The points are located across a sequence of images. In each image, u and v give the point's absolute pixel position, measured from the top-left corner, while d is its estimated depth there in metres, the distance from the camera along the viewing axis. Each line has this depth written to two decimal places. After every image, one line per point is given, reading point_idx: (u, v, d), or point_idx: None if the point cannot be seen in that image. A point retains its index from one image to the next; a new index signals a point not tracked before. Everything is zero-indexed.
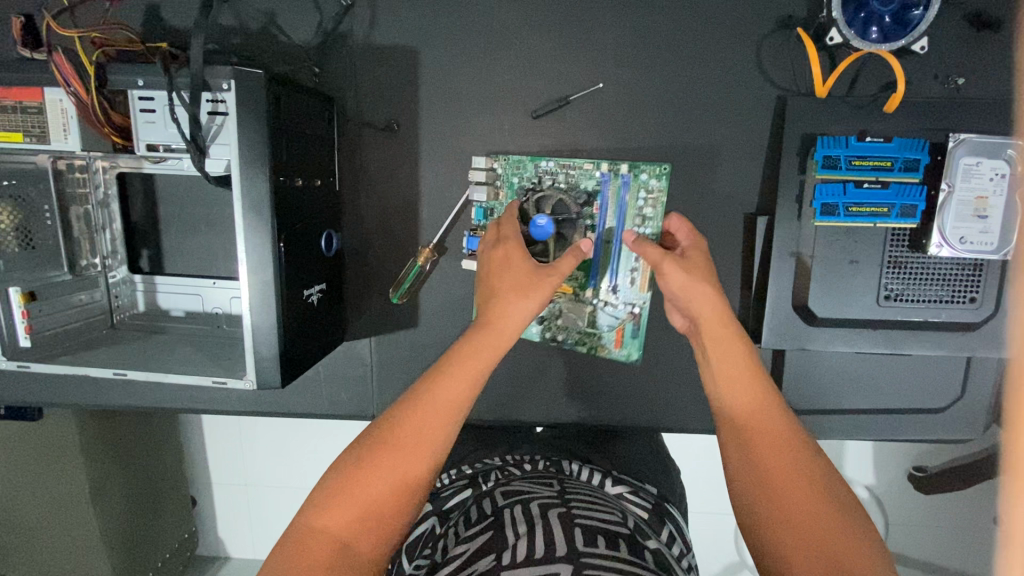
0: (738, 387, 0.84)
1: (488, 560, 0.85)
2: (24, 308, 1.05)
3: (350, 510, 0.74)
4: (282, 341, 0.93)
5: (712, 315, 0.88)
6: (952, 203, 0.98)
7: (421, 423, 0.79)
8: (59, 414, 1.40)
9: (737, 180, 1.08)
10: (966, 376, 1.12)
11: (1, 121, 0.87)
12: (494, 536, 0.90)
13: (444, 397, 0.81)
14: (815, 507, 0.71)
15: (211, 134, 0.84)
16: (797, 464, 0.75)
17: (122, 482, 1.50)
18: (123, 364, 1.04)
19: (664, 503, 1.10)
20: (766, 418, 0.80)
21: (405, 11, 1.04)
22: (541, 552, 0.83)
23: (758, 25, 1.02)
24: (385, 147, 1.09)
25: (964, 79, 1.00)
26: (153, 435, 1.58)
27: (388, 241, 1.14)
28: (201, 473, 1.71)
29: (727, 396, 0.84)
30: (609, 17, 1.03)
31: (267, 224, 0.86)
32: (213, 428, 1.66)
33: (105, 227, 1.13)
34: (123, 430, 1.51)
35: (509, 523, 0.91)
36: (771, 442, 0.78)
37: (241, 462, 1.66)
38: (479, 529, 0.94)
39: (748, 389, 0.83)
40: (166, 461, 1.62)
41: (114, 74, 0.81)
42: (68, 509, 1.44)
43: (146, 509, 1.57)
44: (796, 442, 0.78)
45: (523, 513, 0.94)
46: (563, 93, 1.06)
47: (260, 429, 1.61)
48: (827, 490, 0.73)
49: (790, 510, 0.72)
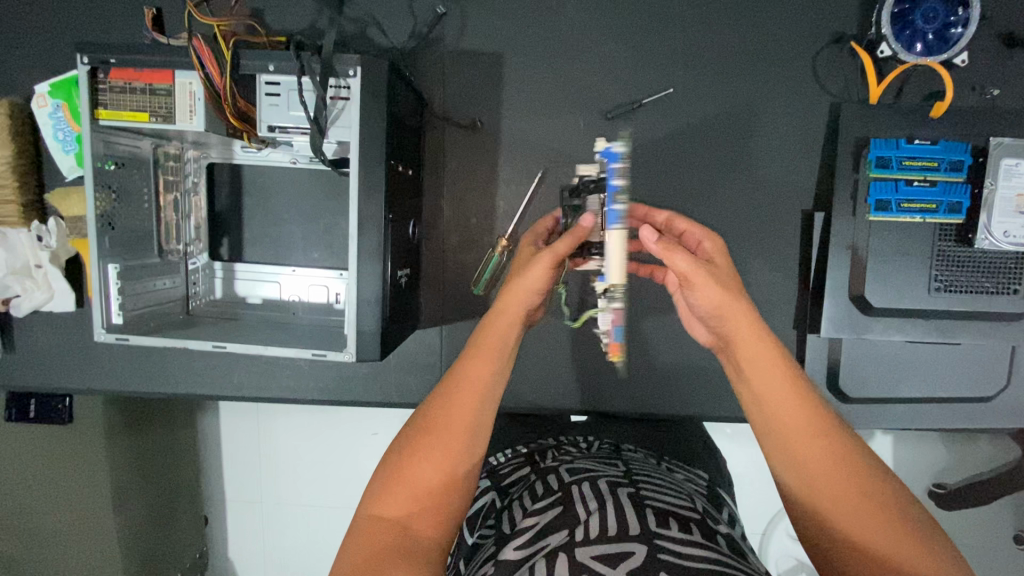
0: (778, 406, 0.73)
1: (562, 534, 0.82)
2: (119, 285, 1.04)
3: (404, 499, 0.76)
4: (381, 316, 0.96)
5: (745, 328, 0.77)
6: (996, 200, 1.07)
7: (453, 407, 0.82)
8: (86, 408, 1.35)
9: (795, 179, 1.17)
10: (1009, 366, 1.19)
11: (130, 103, 0.93)
12: (565, 510, 0.88)
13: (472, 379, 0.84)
14: (877, 528, 0.66)
15: (332, 117, 0.91)
16: (850, 479, 0.69)
17: (143, 486, 1.43)
18: (221, 337, 1.05)
19: (717, 489, 1.12)
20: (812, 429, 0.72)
21: (494, 19, 1.13)
22: (615, 529, 0.81)
23: (814, 40, 1.13)
24: (467, 142, 1.17)
25: (998, 91, 1.12)
26: (174, 441, 1.51)
27: (463, 233, 1.19)
28: (217, 486, 1.61)
29: (760, 411, 0.76)
30: (680, 28, 1.13)
31: (379, 201, 0.91)
32: (231, 435, 1.58)
33: (191, 214, 1.18)
34: (148, 431, 1.46)
35: (579, 499, 0.90)
36: (823, 457, 0.70)
37: (265, 475, 1.58)
38: (548, 503, 0.92)
39: (787, 406, 0.73)
40: (186, 468, 1.55)
41: (248, 60, 0.89)
42: (84, 513, 1.35)
43: (162, 519, 1.48)
44: (846, 453, 0.70)
45: (593, 489, 0.92)
46: (635, 97, 1.15)
47: (285, 443, 1.55)
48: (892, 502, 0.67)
49: (858, 528, 0.66)
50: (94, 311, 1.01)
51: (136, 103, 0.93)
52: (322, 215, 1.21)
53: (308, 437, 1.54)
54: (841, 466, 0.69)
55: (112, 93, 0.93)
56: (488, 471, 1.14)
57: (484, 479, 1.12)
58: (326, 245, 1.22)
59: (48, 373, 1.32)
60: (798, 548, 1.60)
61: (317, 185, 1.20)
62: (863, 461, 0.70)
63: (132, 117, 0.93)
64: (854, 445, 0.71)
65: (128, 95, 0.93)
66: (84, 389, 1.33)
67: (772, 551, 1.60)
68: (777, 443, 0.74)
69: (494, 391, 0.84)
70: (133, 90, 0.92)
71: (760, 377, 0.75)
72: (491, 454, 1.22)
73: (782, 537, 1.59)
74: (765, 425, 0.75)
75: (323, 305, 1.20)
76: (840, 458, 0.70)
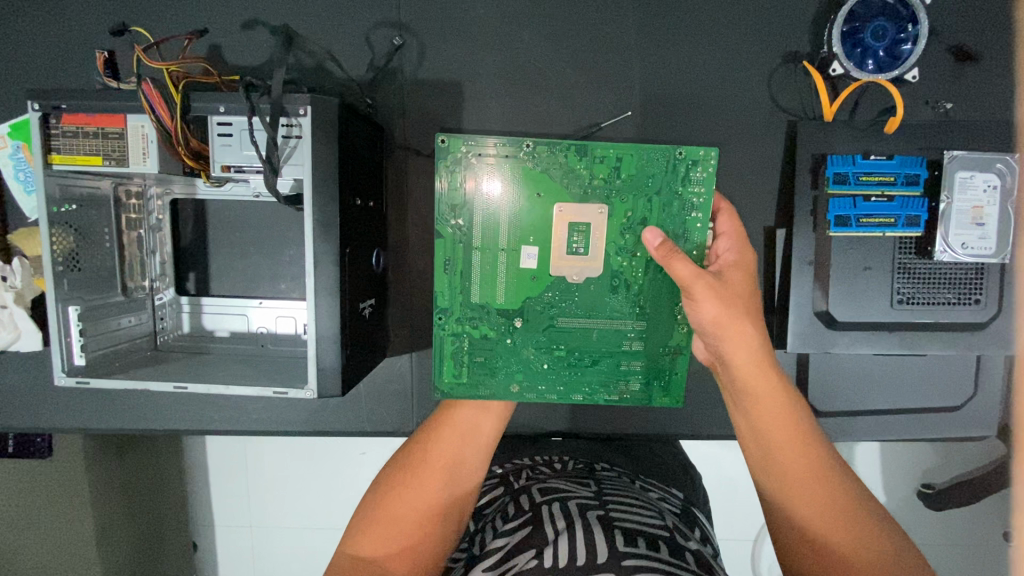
0: (775, 438, 0.82)
1: (529, 557, 0.77)
2: (81, 326, 1.03)
3: (381, 536, 0.83)
4: (342, 351, 0.97)
5: (751, 358, 0.83)
6: (952, 213, 1.08)
7: (429, 453, 0.91)
8: (69, 443, 1.33)
9: (756, 196, 1.17)
10: (976, 375, 1.20)
11: (83, 146, 0.95)
12: (534, 532, 0.83)
13: (448, 427, 0.94)
14: (844, 531, 0.77)
15: (285, 155, 0.91)
16: (832, 506, 0.79)
17: (127, 521, 1.42)
18: (182, 377, 1.03)
19: (692, 508, 1.09)
20: (796, 446, 0.82)
21: (451, 48, 1.14)
22: (583, 555, 0.76)
23: (768, 60, 1.15)
24: (429, 170, 1.17)
25: (951, 104, 1.14)
26: (163, 472, 1.50)
27: (429, 260, 1.19)
28: (200, 516, 1.59)
29: (756, 441, 0.84)
30: (635, 52, 1.14)
31: (335, 239, 0.92)
32: (218, 460, 1.55)
33: (155, 251, 1.17)
34: (130, 468, 1.43)
35: (548, 519, 0.85)
36: (801, 469, 0.80)
37: (248, 504, 1.55)
38: (517, 525, 0.87)
39: (783, 436, 0.82)
40: (172, 503, 1.52)
41: (199, 102, 0.90)
42: (69, 549, 1.35)
43: (146, 554, 1.48)
44: (830, 478, 0.80)
45: (562, 509, 0.88)
46: (594, 121, 1.16)
47: (269, 472, 1.52)
48: (866, 520, 0.78)
49: (829, 525, 0.78)
50: (53, 355, 1.00)
51: (88, 147, 0.95)
52: (289, 247, 1.20)
53: (289, 467, 1.52)
54: (826, 492, 0.79)
55: (64, 138, 0.95)
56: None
57: None
58: (292, 276, 1.21)
59: (18, 413, 1.30)
60: None
61: (282, 216, 1.19)
62: (837, 479, 0.80)
63: (84, 161, 0.95)
64: (840, 474, 0.81)
65: (81, 139, 0.94)
66: (61, 428, 1.30)
67: (763, 558, 1.60)
68: (766, 465, 0.83)
69: (477, 434, 0.95)
70: (86, 134, 0.94)
71: (762, 412, 0.83)
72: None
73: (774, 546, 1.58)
74: (760, 457, 0.84)
75: (292, 337, 1.20)
76: (816, 471, 0.80)
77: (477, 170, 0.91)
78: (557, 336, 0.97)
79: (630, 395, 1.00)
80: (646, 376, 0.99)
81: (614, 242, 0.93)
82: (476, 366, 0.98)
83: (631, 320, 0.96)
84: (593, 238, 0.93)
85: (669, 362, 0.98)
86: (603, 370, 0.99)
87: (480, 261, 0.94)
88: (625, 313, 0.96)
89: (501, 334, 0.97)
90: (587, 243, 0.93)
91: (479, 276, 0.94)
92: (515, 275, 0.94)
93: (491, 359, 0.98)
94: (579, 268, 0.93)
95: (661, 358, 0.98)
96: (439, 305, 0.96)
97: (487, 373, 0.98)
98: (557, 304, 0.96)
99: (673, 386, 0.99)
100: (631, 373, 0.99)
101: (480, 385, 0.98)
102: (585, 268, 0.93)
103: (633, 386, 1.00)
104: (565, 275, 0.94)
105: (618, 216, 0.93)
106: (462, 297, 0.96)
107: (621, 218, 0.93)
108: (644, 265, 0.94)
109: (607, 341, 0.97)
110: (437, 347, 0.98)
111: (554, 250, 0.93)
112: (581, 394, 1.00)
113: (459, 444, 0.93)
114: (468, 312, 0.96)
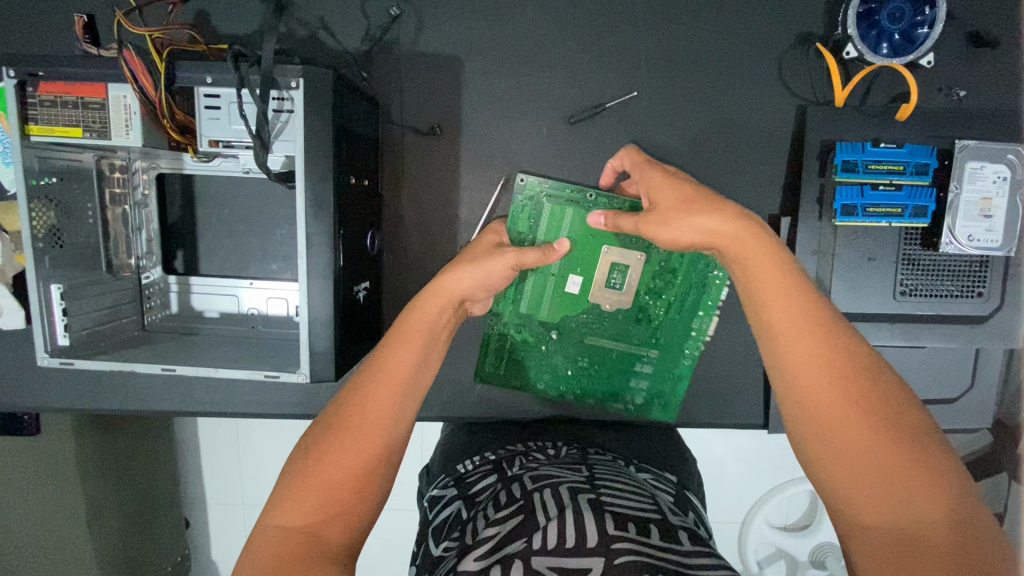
0: (805, 365, 0.68)
1: (520, 541, 0.75)
2: (63, 305, 0.99)
3: (310, 504, 0.70)
4: (336, 335, 0.95)
5: (775, 275, 0.72)
6: (960, 204, 1.06)
7: (368, 398, 0.77)
8: (55, 425, 1.29)
9: (763, 182, 1.14)
10: (975, 367, 1.19)
11: (62, 117, 0.90)
12: (526, 519, 0.81)
13: (389, 367, 0.80)
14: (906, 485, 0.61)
15: (277, 130, 0.88)
16: (891, 451, 0.62)
17: (118, 496, 1.39)
18: (171, 359, 1.00)
19: (685, 492, 1.08)
20: (840, 377, 0.66)
21: (451, 19, 1.09)
22: (573, 538, 0.74)
23: (780, 40, 1.11)
24: (426, 148, 1.13)
25: (965, 92, 1.11)
26: (151, 449, 1.47)
27: (426, 240, 1.16)
28: (192, 493, 1.58)
29: (787, 388, 0.69)
30: (642, 28, 1.10)
31: (329, 219, 0.89)
32: (211, 438, 1.54)
33: (141, 227, 1.13)
34: (121, 444, 1.40)
35: (541, 507, 0.83)
36: (839, 403, 0.65)
37: (241, 482, 1.54)
38: (510, 512, 0.85)
39: (820, 364, 0.67)
40: (163, 479, 1.51)
41: (185, 72, 0.86)
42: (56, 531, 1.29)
43: (142, 527, 1.46)
44: (886, 419, 0.64)
45: (554, 497, 0.86)
46: (598, 100, 1.12)
47: (262, 450, 1.51)
48: (932, 469, 0.62)
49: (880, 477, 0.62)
50: (36, 335, 0.96)
51: (68, 118, 0.90)
52: (282, 225, 1.16)
53: (280, 446, 1.50)
54: (864, 426, 0.64)
55: (42, 108, 0.90)
56: (454, 480, 1.08)
57: (450, 490, 1.06)
58: (285, 256, 1.17)
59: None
60: (778, 537, 1.60)
61: (273, 193, 1.15)
62: (896, 418, 0.64)
63: (64, 132, 0.91)
64: (897, 413, 0.65)
65: (60, 108, 0.90)
66: (50, 409, 1.27)
67: (751, 542, 1.60)
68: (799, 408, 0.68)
69: (415, 382, 0.81)
70: (64, 103, 0.90)
71: (798, 350, 0.68)
72: (460, 459, 1.15)
73: (761, 527, 1.59)
74: (795, 405, 0.68)
75: (284, 319, 1.17)
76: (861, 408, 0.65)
77: (545, 203, 1.09)
78: (585, 350, 1.17)
79: (632, 405, 1.22)
80: (649, 394, 1.21)
81: (645, 284, 1.12)
82: (516, 362, 1.20)
83: (646, 348, 1.16)
84: (628, 278, 1.11)
85: (670, 391, 1.20)
86: (616, 381, 1.20)
87: (534, 280, 1.13)
88: (644, 340, 1.16)
89: (540, 340, 1.18)
90: (623, 281, 1.11)
91: (529, 293, 1.14)
92: (553, 297, 1.13)
93: (527, 358, 1.19)
94: (614, 300, 1.12)
95: (664, 380, 1.19)
96: (498, 307, 1.15)
97: (522, 369, 1.21)
98: (588, 326, 1.15)
99: (671, 404, 1.21)
100: (637, 388, 1.20)
101: (515, 376, 1.22)
102: (615, 297, 1.12)
103: (638, 397, 1.21)
104: (600, 302, 1.13)
105: (653, 263, 1.11)
106: (513, 305, 1.15)
107: (654, 267, 1.11)
108: (666, 305, 1.14)
109: (623, 360, 1.18)
110: (485, 342, 1.20)
111: (596, 282, 1.11)
112: (593, 399, 1.22)
113: (398, 396, 0.78)
114: (516, 319, 1.16)
